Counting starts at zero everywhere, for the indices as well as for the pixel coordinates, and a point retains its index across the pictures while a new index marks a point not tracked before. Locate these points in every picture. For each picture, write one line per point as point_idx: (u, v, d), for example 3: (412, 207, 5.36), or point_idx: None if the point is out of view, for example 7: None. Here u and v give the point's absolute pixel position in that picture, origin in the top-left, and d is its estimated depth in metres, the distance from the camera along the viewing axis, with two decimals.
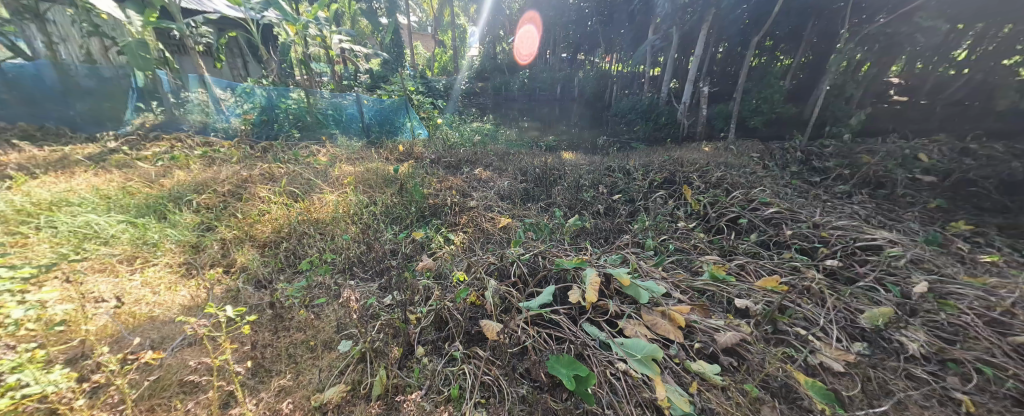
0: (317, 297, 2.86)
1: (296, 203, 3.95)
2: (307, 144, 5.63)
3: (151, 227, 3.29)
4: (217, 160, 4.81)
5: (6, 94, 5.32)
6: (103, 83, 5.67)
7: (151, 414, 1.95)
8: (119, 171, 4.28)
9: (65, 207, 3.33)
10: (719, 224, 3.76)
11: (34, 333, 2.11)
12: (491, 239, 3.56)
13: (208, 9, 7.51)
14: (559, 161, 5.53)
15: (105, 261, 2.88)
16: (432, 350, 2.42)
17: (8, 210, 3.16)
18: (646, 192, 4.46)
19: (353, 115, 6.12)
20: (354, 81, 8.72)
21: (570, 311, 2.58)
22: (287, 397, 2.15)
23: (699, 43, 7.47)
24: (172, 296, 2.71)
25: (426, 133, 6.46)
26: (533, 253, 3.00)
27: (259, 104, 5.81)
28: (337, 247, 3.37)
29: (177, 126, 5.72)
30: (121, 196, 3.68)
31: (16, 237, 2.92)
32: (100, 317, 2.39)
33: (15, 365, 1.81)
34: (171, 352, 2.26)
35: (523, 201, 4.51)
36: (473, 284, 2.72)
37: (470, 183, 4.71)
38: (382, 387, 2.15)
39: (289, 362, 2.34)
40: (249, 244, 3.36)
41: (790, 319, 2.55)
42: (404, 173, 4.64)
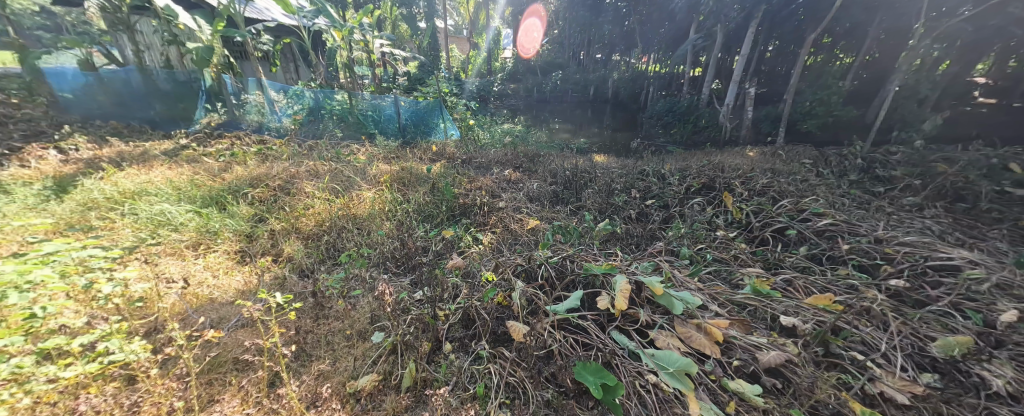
0: (354, 288, 2.99)
1: (337, 198, 4.16)
2: (348, 143, 5.92)
3: (214, 217, 3.62)
4: (271, 157, 5.20)
5: (103, 97, 6.14)
6: (178, 86, 6.36)
7: (210, 386, 2.15)
8: (189, 165, 4.76)
9: (144, 196, 3.77)
10: (763, 235, 3.53)
11: (120, 307, 2.37)
12: (519, 240, 3.56)
13: (267, 18, 8.16)
14: (591, 164, 5.42)
15: (175, 246, 3.22)
16: (459, 347, 2.47)
17: (101, 198, 3.64)
18: (682, 198, 4.24)
19: (391, 116, 6.34)
20: (394, 83, 9.09)
21: (598, 317, 2.51)
22: (325, 381, 2.25)
23: (747, 42, 7.04)
24: (229, 280, 2.97)
25: (459, 133, 6.58)
26: (560, 255, 2.95)
27: (307, 106, 6.25)
28: (372, 242, 3.53)
29: (238, 125, 6.27)
30: (189, 187, 4.10)
31: (105, 221, 3.34)
32: (170, 296, 2.64)
33: (105, 333, 2.06)
34: (228, 331, 2.48)
35: (553, 203, 4.48)
36: (500, 284, 2.74)
37: (501, 184, 4.75)
38: (411, 379, 2.22)
39: (327, 348, 2.46)
40: (295, 236, 3.60)
41: (845, 342, 2.31)
42: (436, 173, 4.76)
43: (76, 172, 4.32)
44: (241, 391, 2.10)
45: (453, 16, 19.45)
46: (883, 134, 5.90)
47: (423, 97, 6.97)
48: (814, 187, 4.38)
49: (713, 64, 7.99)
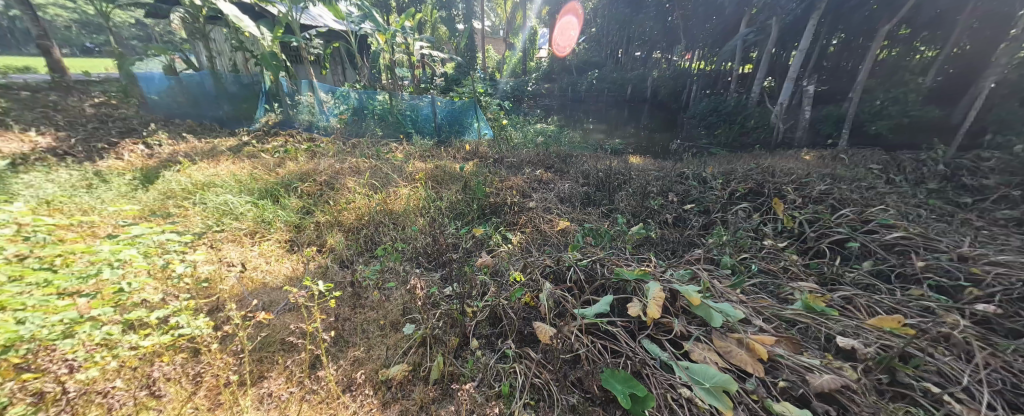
0: (388, 280, 2.78)
1: (375, 194, 3.95)
2: (388, 141, 6.16)
3: (268, 208, 3.62)
4: (319, 154, 5.45)
5: (183, 98, 6.90)
6: (243, 88, 6.99)
7: (260, 365, 2.04)
8: (249, 160, 5.09)
9: (209, 185, 4.02)
10: (819, 246, 3.06)
11: (189, 287, 2.36)
12: (548, 242, 3.11)
13: (320, 25, 8.77)
14: (625, 166, 4.84)
15: (236, 232, 3.25)
16: (486, 345, 2.23)
17: (178, 188, 3.91)
18: (725, 203, 3.72)
19: (427, 116, 6.43)
20: (431, 84, 9.37)
21: (629, 324, 2.19)
22: (360, 368, 2.09)
23: (806, 35, 6.39)
24: (279, 266, 2.89)
25: (493, 133, 6.54)
26: (586, 256, 2.65)
27: (352, 106, 6.58)
28: (406, 237, 3.27)
29: (291, 124, 6.77)
30: (249, 179, 4.23)
31: (180, 209, 3.53)
32: (230, 278, 2.59)
33: (174, 309, 2.00)
34: (278, 314, 2.39)
35: (583, 205, 3.95)
36: (527, 284, 2.46)
37: (531, 184, 4.22)
38: (439, 372, 2.02)
39: (363, 336, 2.28)
40: (337, 229, 3.44)
41: (917, 372, 1.92)
42: (469, 171, 4.36)
43: (156, 164, 4.86)
44: (286, 372, 2.00)
45: (491, 18, 19.66)
46: (973, 137, 5.11)
47: (458, 97, 7.10)
48: (883, 196, 3.87)
49: (766, 60, 7.34)
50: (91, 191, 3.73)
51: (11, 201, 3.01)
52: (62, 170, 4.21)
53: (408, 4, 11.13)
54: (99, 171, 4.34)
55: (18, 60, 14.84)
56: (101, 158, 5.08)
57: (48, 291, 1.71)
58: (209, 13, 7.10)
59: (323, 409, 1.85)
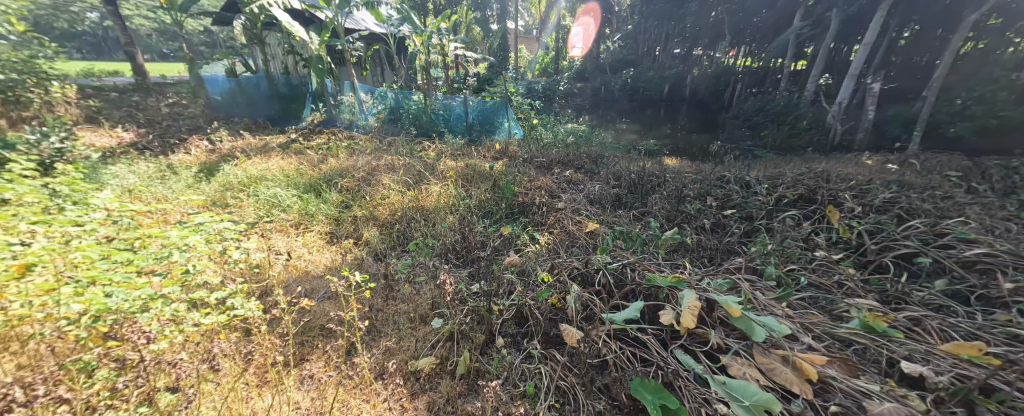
0: (419, 274, 2.89)
1: (408, 191, 4.11)
2: (420, 140, 6.32)
3: (311, 202, 3.84)
4: (357, 151, 5.71)
5: (241, 99, 7.50)
6: (293, 89, 7.40)
7: (300, 348, 2.18)
8: (295, 156, 5.42)
9: (260, 179, 4.32)
10: (882, 260, 2.75)
11: (243, 271, 2.52)
12: (576, 243, 3.06)
13: (362, 28, 9.16)
14: (662, 168, 4.58)
15: (283, 224, 3.50)
16: (512, 344, 2.27)
17: (235, 181, 4.24)
18: (771, 210, 3.47)
19: (459, 116, 6.55)
20: (464, 84, 9.55)
21: (660, 332, 2.11)
22: (391, 357, 2.18)
23: (871, 29, 5.92)
24: (321, 256, 3.07)
25: (523, 133, 6.55)
26: (618, 260, 2.54)
27: (389, 106, 6.79)
28: (437, 233, 3.38)
29: (333, 123, 7.14)
30: (296, 174, 4.49)
31: (236, 201, 3.82)
32: (278, 266, 2.78)
33: (233, 291, 2.18)
34: (318, 301, 2.56)
35: (614, 208, 3.86)
36: (557, 286, 2.42)
37: (561, 184, 4.19)
38: (465, 367, 2.09)
39: (393, 327, 2.38)
40: (373, 223, 3.59)
41: (1002, 408, 1.61)
42: (499, 170, 4.40)
43: (219, 158, 5.31)
44: (324, 356, 2.13)
45: (525, 18, 19.72)
46: None
47: (490, 97, 7.19)
48: (963, 207, 3.33)
49: (823, 56, 6.90)
50: (164, 182, 4.14)
51: (101, 189, 3.40)
52: (141, 162, 4.70)
53: (445, 6, 11.39)
54: (172, 164, 4.80)
55: (105, 64, 16.66)
56: (174, 152, 5.61)
57: (129, 270, 1.95)
58: (267, 20, 7.65)
59: (356, 393, 1.95)
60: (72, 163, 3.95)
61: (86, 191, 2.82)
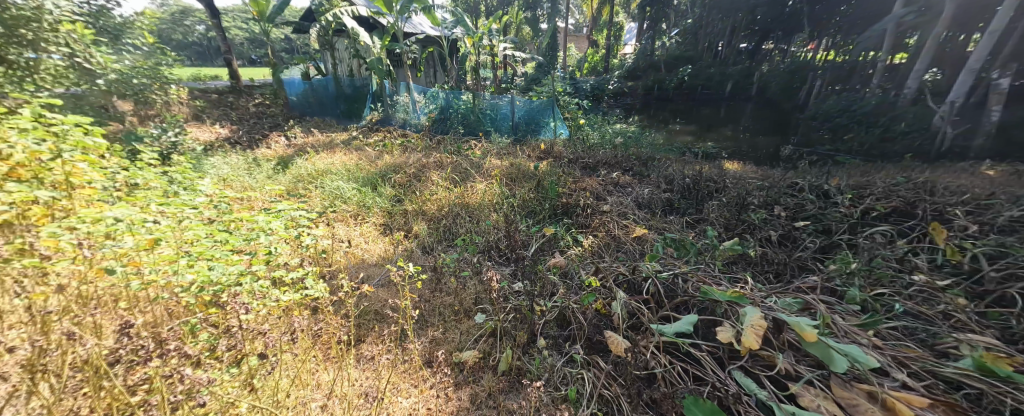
0: (463, 269, 2.99)
1: (455, 188, 4.25)
2: (466, 139, 6.41)
3: (367, 195, 4.10)
4: (409, 149, 5.99)
5: (314, 99, 8.33)
6: (356, 90, 7.94)
7: (360, 328, 2.37)
8: (355, 152, 5.81)
9: (324, 172, 4.70)
10: (1004, 291, 2.05)
11: (310, 256, 2.77)
12: (623, 249, 2.94)
13: (419, 32, 9.65)
14: (720, 172, 4.00)
15: (344, 214, 3.78)
16: (553, 346, 2.28)
17: (304, 173, 4.65)
18: (856, 225, 2.80)
19: (506, 115, 6.55)
20: (512, 84, 9.67)
21: (716, 350, 1.90)
22: (438, 347, 2.28)
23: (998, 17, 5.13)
24: (375, 246, 3.27)
25: (569, 133, 6.28)
26: (669, 269, 2.36)
27: (440, 106, 6.96)
28: (480, 230, 3.47)
29: (389, 122, 7.54)
30: (355, 168, 4.83)
31: (305, 191, 4.19)
32: (339, 253, 3.01)
33: (307, 274, 2.42)
34: (377, 286, 2.77)
35: (665, 213, 3.50)
36: (601, 291, 2.39)
37: (607, 186, 3.93)
38: (507, 364, 2.13)
39: (439, 319, 2.49)
40: (421, 217, 3.76)
41: None
42: (543, 170, 4.39)
43: (294, 152, 5.84)
44: (379, 340, 2.28)
45: (576, 15, 19.45)
46: None
47: (537, 96, 7.17)
48: None
49: (929, 49, 6.08)
50: (251, 173, 4.67)
51: (203, 177, 3.94)
52: (233, 155, 5.37)
53: (497, 7, 11.58)
54: (258, 157, 5.42)
55: (205, 70, 19.08)
56: (258, 147, 6.25)
57: (227, 248, 2.22)
58: (337, 27, 8.30)
59: (406, 377, 2.05)
60: (182, 155, 4.63)
61: (190, 179, 3.29)
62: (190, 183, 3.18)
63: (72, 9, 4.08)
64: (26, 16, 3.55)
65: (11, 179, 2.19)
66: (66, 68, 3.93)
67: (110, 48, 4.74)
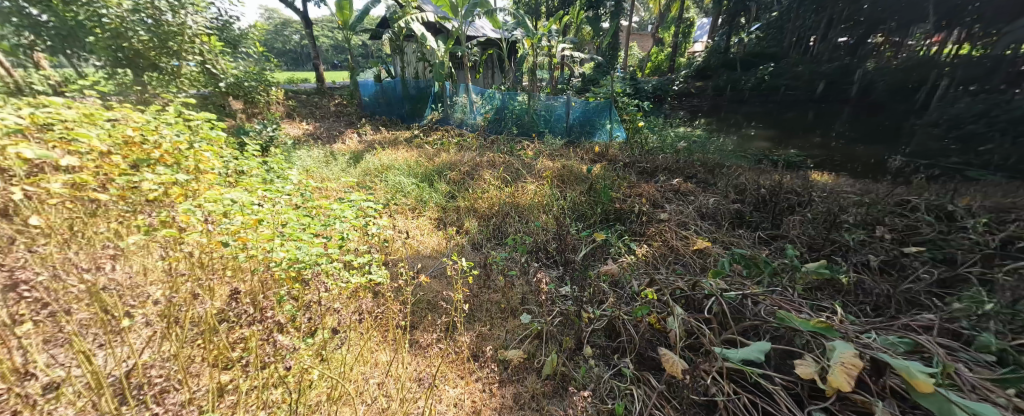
0: (511, 268, 2.99)
1: (506, 187, 4.26)
2: (519, 140, 6.38)
3: (424, 190, 4.26)
4: (464, 147, 6.13)
5: (384, 100, 8.95)
6: (420, 91, 8.24)
7: (414, 314, 2.47)
8: (415, 149, 6.09)
9: (386, 167, 4.97)
10: None
11: (373, 243, 2.92)
12: (682, 261, 2.74)
13: (480, 34, 9.92)
14: (805, 182, 3.53)
15: (403, 207, 3.95)
16: (600, 356, 2.20)
17: (370, 168, 4.95)
18: (993, 257, 2.19)
19: (561, 116, 6.33)
20: (568, 85, 9.53)
21: (793, 386, 1.68)
22: (484, 342, 2.30)
23: None
24: (429, 239, 3.37)
25: (626, 135, 5.74)
26: (737, 290, 2.15)
27: (495, 106, 6.98)
28: (530, 231, 3.45)
29: (448, 122, 7.81)
30: (415, 165, 5.05)
31: (370, 184, 4.46)
32: (397, 242, 3.15)
33: (372, 260, 2.55)
34: (431, 276, 2.88)
35: (733, 226, 3.15)
36: (656, 305, 2.24)
37: (666, 193, 3.65)
38: (552, 368, 2.08)
39: (486, 315, 2.51)
40: (473, 214, 3.82)
41: None
42: (597, 173, 4.25)
43: (364, 148, 6.24)
44: (430, 327, 2.35)
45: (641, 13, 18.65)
46: None
47: (593, 97, 6.95)
48: None
49: None
50: (328, 165, 5.11)
51: (291, 167, 4.44)
52: (316, 148, 5.95)
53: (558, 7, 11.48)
54: (335, 151, 5.92)
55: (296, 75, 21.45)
56: (335, 142, 6.80)
57: (309, 232, 2.43)
58: (406, 32, 8.79)
59: (453, 367, 2.08)
60: (277, 148, 5.24)
61: (281, 169, 3.71)
62: (281, 172, 3.57)
63: (204, 23, 4.96)
64: (174, 32, 4.56)
65: (161, 164, 2.60)
66: (199, 73, 5.08)
67: (229, 55, 5.61)
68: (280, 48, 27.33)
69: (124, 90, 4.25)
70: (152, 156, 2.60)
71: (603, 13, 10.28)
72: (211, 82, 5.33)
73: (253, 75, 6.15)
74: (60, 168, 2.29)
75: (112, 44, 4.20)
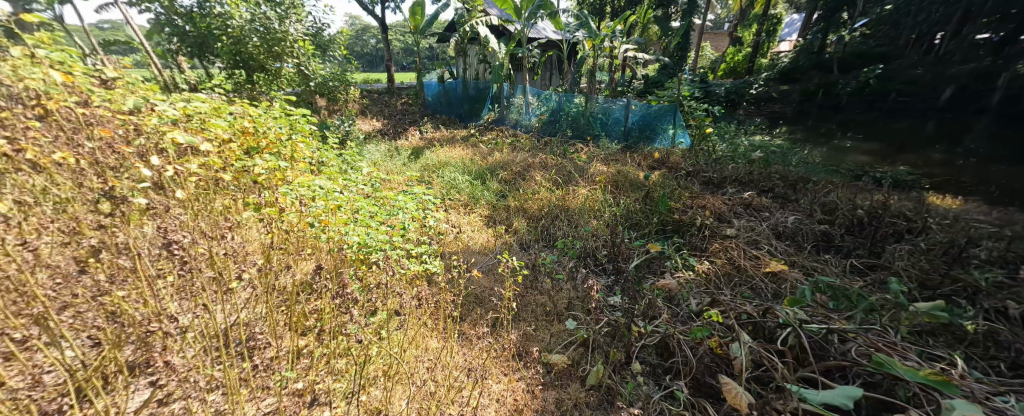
0: (559, 273, 2.91)
1: (557, 189, 4.17)
2: (573, 142, 6.21)
3: (476, 188, 4.30)
4: (517, 148, 6.14)
5: (445, 100, 9.30)
6: (479, 92, 8.41)
7: (465, 305, 2.50)
8: (470, 148, 6.19)
9: (442, 164, 5.10)
10: None
11: (431, 234, 3.00)
12: (751, 281, 2.48)
13: (542, 36, 9.93)
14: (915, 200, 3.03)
15: (456, 202, 4.02)
16: (650, 374, 2.06)
17: (428, 164, 5.12)
18: None
19: (619, 119, 6.07)
20: (629, 87, 9.20)
21: None
22: (528, 342, 2.25)
23: None
24: (480, 235, 3.39)
25: (691, 142, 5.32)
26: (820, 323, 1.89)
27: (551, 107, 6.89)
28: (579, 235, 3.34)
29: (503, 122, 7.85)
30: (470, 163, 5.14)
31: (427, 179, 4.60)
32: (451, 236, 3.20)
33: (429, 252, 2.62)
34: (481, 272, 2.89)
35: (819, 249, 2.78)
36: (718, 328, 2.05)
37: (735, 207, 3.35)
38: (597, 378, 1.99)
39: (532, 315, 2.46)
40: (523, 214, 3.78)
41: None
42: (654, 181, 4.02)
43: (424, 144, 6.50)
44: (479, 322, 2.35)
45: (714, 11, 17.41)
46: None
47: (656, 100, 6.61)
48: None
49: None
50: (392, 159, 5.38)
51: (361, 158, 4.75)
52: (382, 144, 6.32)
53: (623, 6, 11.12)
54: (398, 146, 6.22)
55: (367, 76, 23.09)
56: (399, 138, 7.19)
57: (376, 219, 2.54)
58: (470, 35, 9.06)
59: (497, 363, 2.06)
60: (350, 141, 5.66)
61: (351, 161, 3.96)
62: (353, 165, 3.83)
63: (303, 31, 5.58)
64: (279, 38, 5.09)
65: (265, 151, 2.85)
66: (295, 74, 5.50)
67: (320, 58, 6.18)
68: (356, 50, 29.64)
69: (239, 87, 5.03)
70: (260, 145, 2.88)
71: (674, 12, 9.69)
72: (303, 82, 5.71)
73: (337, 76, 6.36)
74: (192, 150, 2.51)
75: (237, 51, 4.94)
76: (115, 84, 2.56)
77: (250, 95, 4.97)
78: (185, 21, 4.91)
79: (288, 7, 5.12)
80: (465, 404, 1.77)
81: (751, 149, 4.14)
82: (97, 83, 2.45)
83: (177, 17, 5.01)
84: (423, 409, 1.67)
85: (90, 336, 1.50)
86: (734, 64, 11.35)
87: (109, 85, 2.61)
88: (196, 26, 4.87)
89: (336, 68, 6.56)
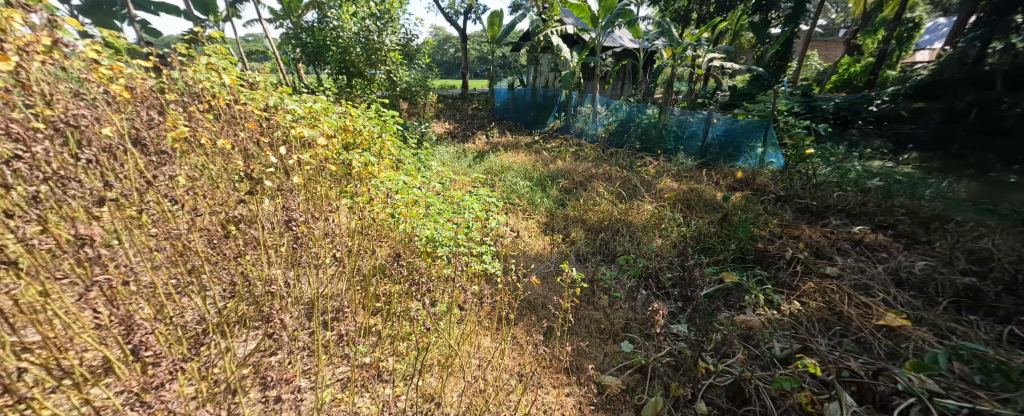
0: (618, 290, 2.74)
1: (621, 203, 3.95)
2: (641, 155, 5.88)
3: (536, 195, 4.24)
4: (581, 157, 5.98)
5: (514, 106, 9.41)
6: (547, 99, 8.37)
7: (522, 310, 2.46)
8: (532, 154, 6.15)
9: (504, 169, 5.12)
10: None
11: (493, 237, 2.98)
12: (856, 333, 2.09)
13: (618, 44, 9.66)
14: None
15: (515, 207, 3.99)
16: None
17: (491, 168, 5.18)
18: None
19: (696, 133, 5.62)
20: (711, 99, 8.54)
21: None
22: (581, 357, 2.14)
23: None
24: (538, 242, 3.32)
25: (783, 161, 4.73)
26: (959, 400, 1.55)
27: (620, 118, 6.61)
28: (643, 253, 3.12)
29: (568, 130, 7.67)
30: (532, 169, 5.11)
31: (490, 183, 4.63)
32: (511, 239, 3.18)
33: (491, 253, 2.60)
34: (539, 279, 2.84)
35: (957, 307, 2.25)
36: (811, 382, 1.78)
37: (838, 242, 2.90)
38: (654, 409, 1.84)
39: (588, 329, 2.34)
40: (583, 225, 3.62)
41: None
42: (734, 203, 3.64)
43: (489, 148, 6.63)
44: (533, 328, 2.29)
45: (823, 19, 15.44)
46: None
47: (744, 114, 6.02)
48: None
49: None
50: (458, 161, 5.53)
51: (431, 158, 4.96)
52: (452, 145, 6.57)
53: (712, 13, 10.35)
54: (466, 149, 6.43)
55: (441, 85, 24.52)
56: (467, 141, 7.42)
57: (445, 217, 2.63)
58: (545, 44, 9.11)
59: (548, 373, 1.97)
60: (423, 143, 5.97)
61: (422, 161, 4.12)
62: (426, 164, 3.99)
63: (396, 42, 5.93)
64: (376, 48, 5.61)
65: (359, 148, 3.14)
66: (383, 79, 5.96)
67: (407, 65, 6.55)
68: (436, 58, 31.48)
69: (340, 90, 5.62)
70: (354, 141, 3.16)
71: (774, 16, 8.41)
72: (390, 87, 6.18)
73: (419, 81, 6.63)
74: (310, 142, 2.70)
75: (342, 60, 5.53)
76: (256, 85, 3.01)
77: (347, 97, 5.52)
78: (306, 34, 5.79)
79: (387, 21, 5.61)
80: (514, 407, 1.72)
81: (865, 176, 3.54)
82: (246, 84, 2.92)
83: (301, 33, 5.81)
84: (473, 406, 1.65)
85: (223, 289, 1.79)
86: (849, 76, 9.61)
87: (252, 86, 3.09)
88: (314, 38, 5.63)
89: (419, 75, 6.90)
